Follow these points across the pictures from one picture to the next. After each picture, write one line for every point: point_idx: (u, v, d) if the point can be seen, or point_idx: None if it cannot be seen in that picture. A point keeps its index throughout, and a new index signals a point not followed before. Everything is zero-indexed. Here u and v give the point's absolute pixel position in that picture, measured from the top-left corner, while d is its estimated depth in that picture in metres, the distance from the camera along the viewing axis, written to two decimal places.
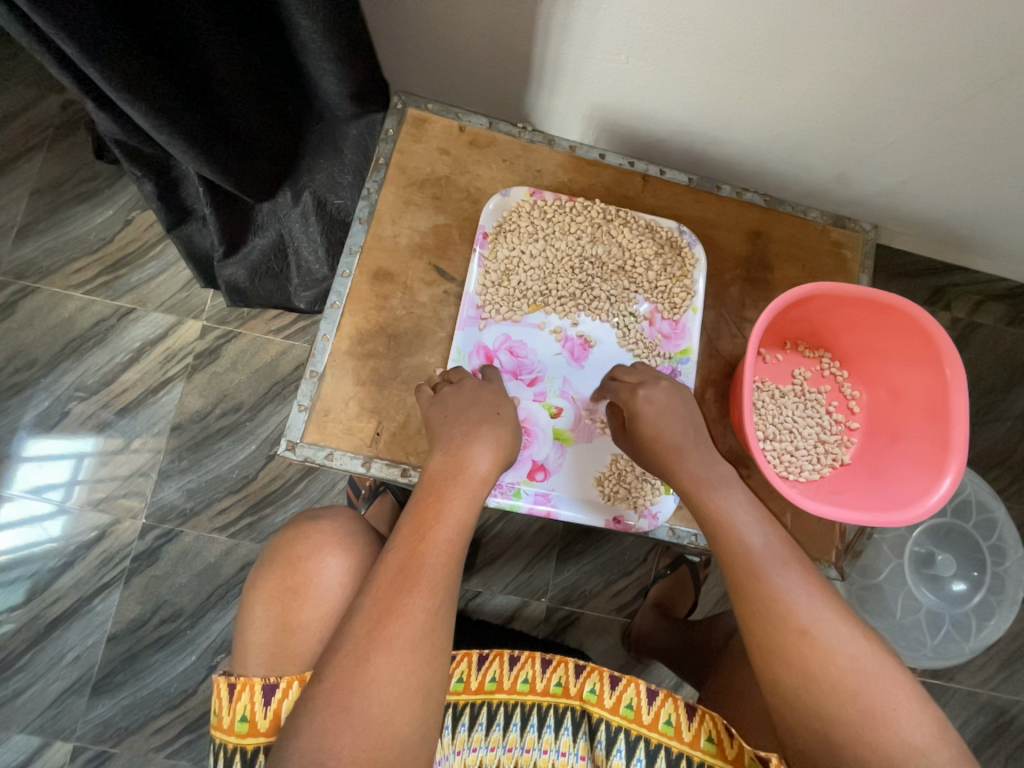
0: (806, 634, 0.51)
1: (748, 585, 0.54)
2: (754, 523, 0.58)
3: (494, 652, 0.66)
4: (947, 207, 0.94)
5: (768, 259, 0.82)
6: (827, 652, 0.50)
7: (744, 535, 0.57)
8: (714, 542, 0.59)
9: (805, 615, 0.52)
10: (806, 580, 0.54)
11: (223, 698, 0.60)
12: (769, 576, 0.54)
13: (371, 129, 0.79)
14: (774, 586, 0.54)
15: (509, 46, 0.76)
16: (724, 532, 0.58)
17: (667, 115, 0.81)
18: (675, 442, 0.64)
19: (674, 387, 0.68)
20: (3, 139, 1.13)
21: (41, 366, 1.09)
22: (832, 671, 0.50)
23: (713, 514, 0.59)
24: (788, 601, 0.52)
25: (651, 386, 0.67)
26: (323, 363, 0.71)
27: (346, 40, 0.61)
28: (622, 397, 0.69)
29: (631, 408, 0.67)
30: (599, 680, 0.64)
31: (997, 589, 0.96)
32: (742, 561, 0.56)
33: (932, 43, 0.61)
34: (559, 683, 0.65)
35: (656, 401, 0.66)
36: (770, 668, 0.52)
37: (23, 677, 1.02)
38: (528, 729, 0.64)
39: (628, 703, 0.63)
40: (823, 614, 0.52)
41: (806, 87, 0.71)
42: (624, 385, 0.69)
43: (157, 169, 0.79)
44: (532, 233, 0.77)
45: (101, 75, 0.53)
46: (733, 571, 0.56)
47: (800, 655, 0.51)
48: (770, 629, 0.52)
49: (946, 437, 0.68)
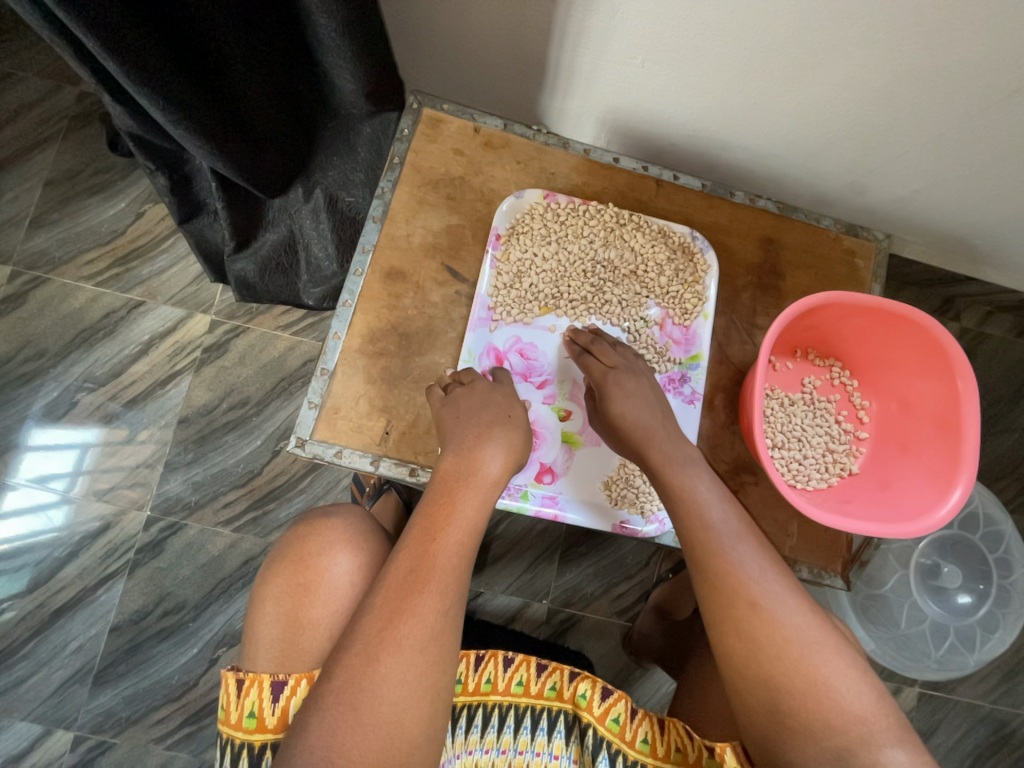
0: (755, 605, 0.52)
1: (704, 558, 0.56)
2: (714, 499, 0.60)
3: (491, 653, 0.66)
4: (960, 217, 0.93)
5: (779, 267, 0.82)
6: (774, 624, 0.52)
7: (703, 511, 0.59)
8: (677, 517, 0.60)
9: (755, 589, 0.53)
10: (758, 554, 0.56)
11: (231, 693, 0.60)
12: (724, 551, 0.56)
13: (386, 129, 0.80)
14: (728, 560, 0.55)
15: (526, 48, 0.76)
16: (685, 508, 0.60)
17: (682, 120, 0.81)
18: (641, 423, 0.66)
19: (643, 377, 0.70)
20: (18, 130, 1.13)
21: (50, 356, 1.10)
22: (779, 642, 0.51)
23: (675, 490, 0.61)
24: (741, 576, 0.54)
25: (622, 373, 0.69)
26: (333, 361, 0.71)
27: (365, 41, 0.62)
28: (594, 376, 0.70)
29: (601, 389, 0.69)
30: (591, 686, 0.64)
31: (1002, 602, 0.96)
32: (700, 536, 0.57)
33: (953, 52, 0.61)
34: (553, 688, 0.65)
35: (625, 387, 0.68)
36: (721, 638, 0.53)
37: (26, 666, 1.02)
38: (522, 731, 0.64)
39: (615, 717, 0.62)
40: (773, 588, 0.54)
41: (820, 95, 0.71)
42: (598, 364, 0.71)
43: (171, 163, 0.79)
44: (545, 236, 0.77)
45: (121, 69, 0.53)
46: (692, 546, 0.57)
47: (749, 626, 0.52)
48: (722, 601, 0.54)
49: (957, 450, 0.68)
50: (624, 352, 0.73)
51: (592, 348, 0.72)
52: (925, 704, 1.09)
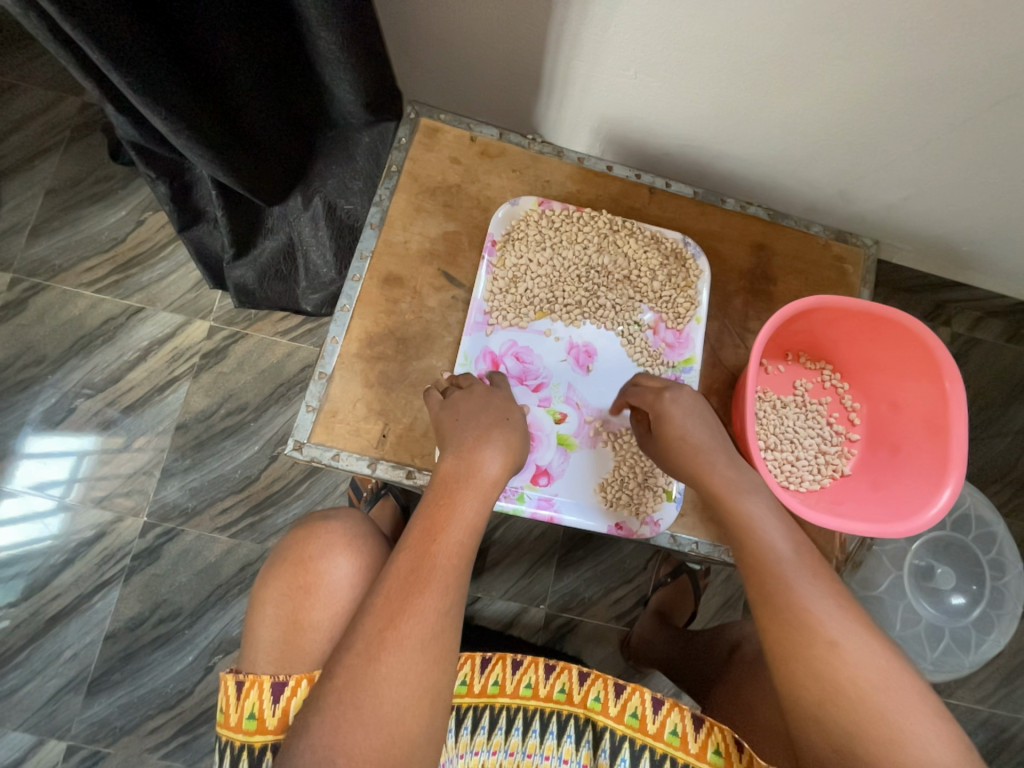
0: (835, 645, 0.51)
1: (778, 593, 0.55)
2: (782, 533, 0.59)
3: (498, 655, 0.67)
4: (948, 223, 0.95)
5: (770, 272, 0.83)
6: (852, 665, 0.50)
7: (770, 542, 0.58)
8: (744, 551, 0.59)
9: (833, 627, 0.52)
10: (831, 591, 0.55)
11: (231, 695, 0.60)
12: (796, 585, 0.55)
13: (384, 137, 0.82)
14: (802, 596, 0.54)
15: (521, 58, 0.78)
16: (752, 542, 0.59)
17: (673, 129, 0.83)
18: (700, 447, 0.65)
19: (698, 396, 0.70)
20: (20, 140, 1.15)
21: (49, 363, 1.10)
22: (858, 685, 0.49)
23: (743, 521, 0.61)
24: (817, 612, 0.53)
25: (677, 390, 0.69)
26: (332, 365, 0.72)
27: (363, 51, 0.63)
28: (646, 400, 0.70)
29: (656, 410, 0.68)
30: (604, 687, 0.65)
31: (996, 603, 0.96)
32: (771, 569, 0.57)
33: (935, 61, 0.63)
34: (563, 690, 0.65)
35: (682, 405, 0.68)
36: (795, 679, 0.51)
37: (20, 674, 1.02)
38: (530, 734, 0.64)
39: (633, 712, 0.63)
40: (850, 627, 0.52)
41: (808, 105, 0.73)
42: (647, 390, 0.71)
43: (172, 171, 0.81)
44: (540, 241, 0.78)
45: (124, 81, 0.54)
46: (761, 579, 0.57)
47: (826, 667, 0.50)
48: (799, 641, 0.52)
49: (946, 450, 0.69)
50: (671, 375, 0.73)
51: (638, 380, 0.73)
52: None
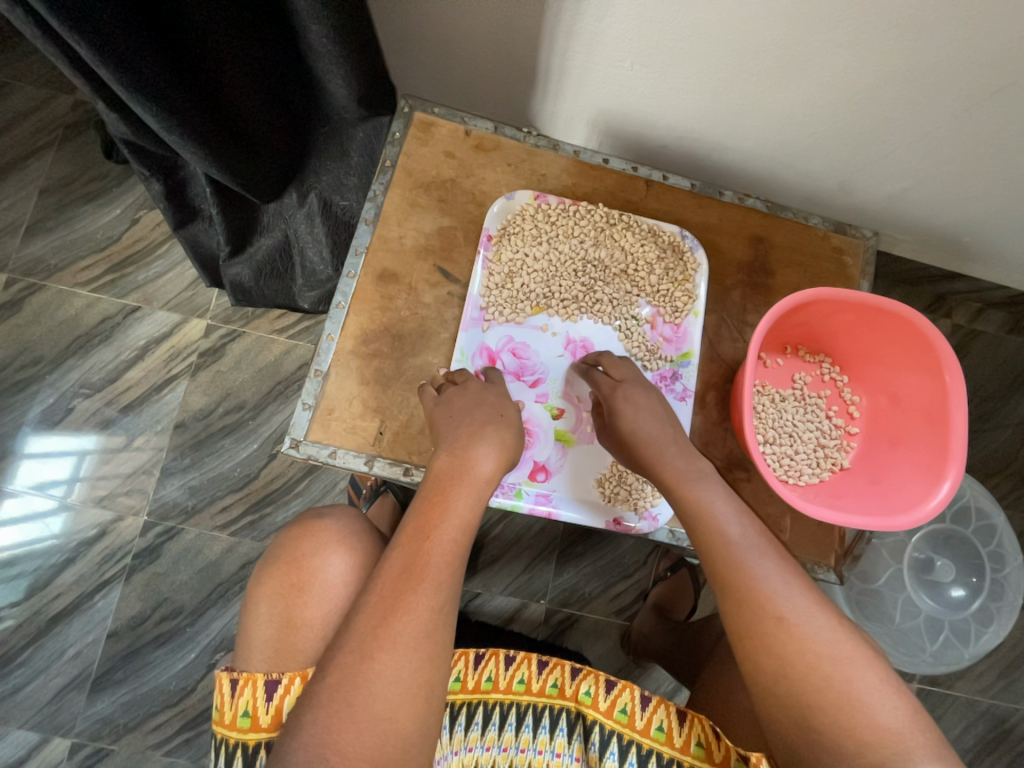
0: (782, 621, 0.51)
1: (727, 575, 0.55)
2: (732, 514, 0.58)
3: (491, 652, 0.67)
4: (948, 215, 0.94)
5: (769, 265, 0.82)
6: (801, 639, 0.50)
7: (720, 525, 0.58)
8: (694, 533, 0.59)
9: (780, 603, 0.52)
10: (781, 568, 0.55)
11: (225, 694, 0.60)
12: (746, 565, 0.54)
13: (379, 132, 0.81)
14: (750, 576, 0.54)
15: (516, 50, 0.77)
16: (703, 524, 0.58)
17: (670, 121, 0.82)
18: (655, 438, 0.65)
19: (653, 390, 0.70)
20: (14, 139, 1.14)
21: (47, 362, 1.10)
22: (808, 658, 0.49)
23: (693, 505, 0.60)
24: (765, 590, 0.53)
25: (632, 385, 0.69)
26: (327, 362, 0.72)
27: (356, 45, 0.62)
28: (603, 391, 0.70)
29: (611, 403, 0.69)
30: (595, 682, 0.64)
31: (996, 595, 0.96)
32: (720, 551, 0.56)
33: (936, 50, 0.62)
34: (555, 685, 0.65)
35: (635, 399, 0.68)
36: (750, 654, 0.52)
37: (23, 673, 1.02)
38: (523, 729, 0.64)
39: (623, 708, 0.62)
40: (798, 601, 0.52)
41: (805, 95, 0.72)
42: (606, 380, 0.71)
43: (165, 169, 0.80)
44: (536, 236, 0.77)
45: (114, 77, 0.54)
46: (711, 561, 0.56)
47: (779, 644, 0.50)
48: (749, 619, 0.52)
49: (946, 443, 0.69)
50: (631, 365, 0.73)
51: (603, 361, 0.73)
52: (924, 701, 1.09)
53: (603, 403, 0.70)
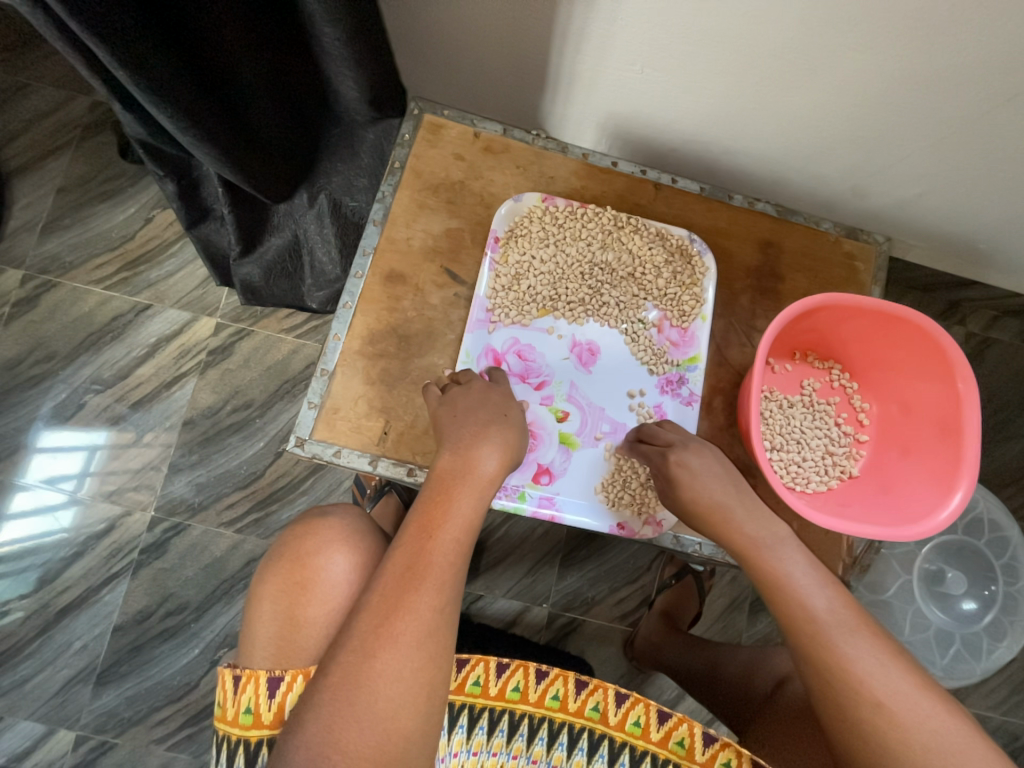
0: (881, 707, 0.51)
1: (816, 655, 0.54)
2: (814, 587, 0.57)
3: (519, 662, 0.65)
4: (963, 220, 0.93)
5: (778, 270, 0.82)
6: (903, 727, 0.50)
7: (804, 599, 0.56)
8: (775, 605, 0.58)
9: (878, 688, 0.51)
10: (872, 644, 0.53)
11: (227, 690, 0.59)
12: (835, 645, 0.53)
13: (388, 134, 0.82)
14: (843, 657, 0.53)
15: (526, 53, 0.77)
16: (783, 597, 0.57)
17: (680, 125, 0.82)
18: (717, 504, 0.62)
19: (705, 448, 0.66)
20: (31, 138, 1.16)
21: (59, 358, 1.12)
22: (910, 746, 0.49)
23: (770, 576, 0.59)
24: (859, 674, 0.52)
25: (683, 449, 0.65)
26: (333, 362, 0.72)
27: (368, 49, 0.63)
28: (655, 461, 0.67)
29: (665, 473, 0.65)
30: (645, 712, 0.63)
31: (1009, 609, 0.94)
32: (805, 627, 0.55)
33: (951, 53, 0.61)
34: (598, 709, 0.64)
35: (690, 465, 0.64)
36: (847, 738, 0.52)
37: (30, 665, 1.03)
38: (557, 747, 0.63)
39: (679, 740, 0.62)
40: (896, 684, 0.51)
41: (816, 99, 0.71)
42: (655, 449, 0.67)
43: (179, 170, 0.81)
44: (543, 238, 0.77)
45: (129, 77, 0.54)
46: (796, 638, 0.55)
47: (876, 730, 0.50)
48: (844, 703, 0.52)
49: (958, 452, 0.68)
50: (677, 428, 0.70)
51: (646, 433, 0.70)
52: None
53: (658, 474, 0.67)
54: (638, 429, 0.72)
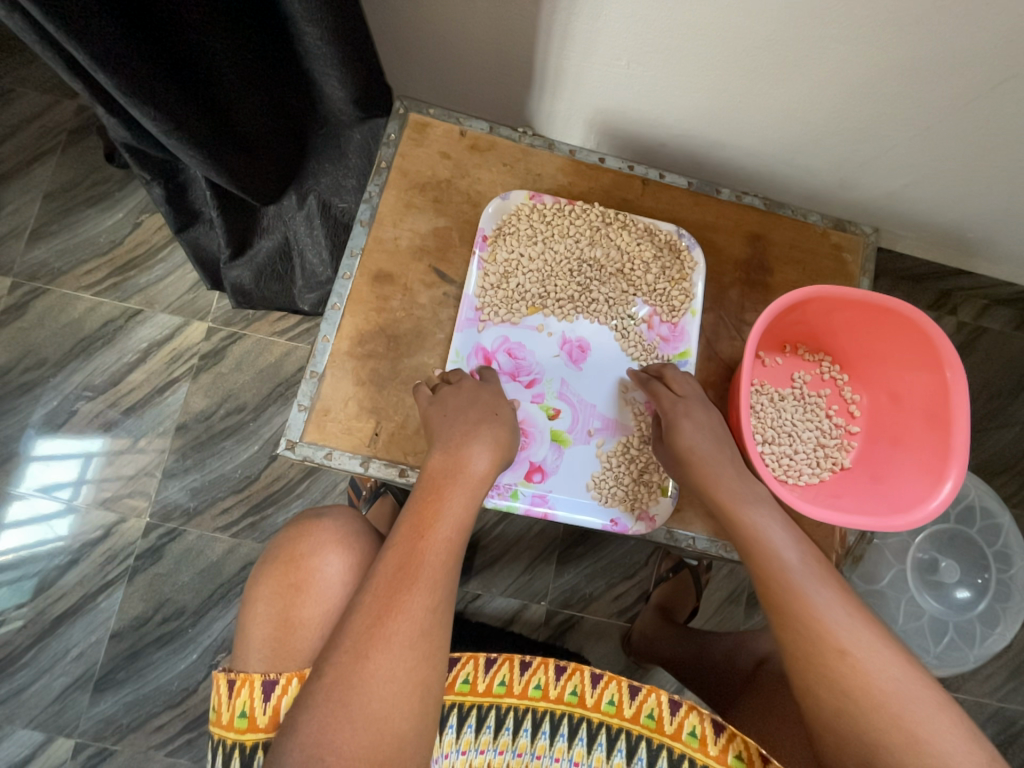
0: (845, 654, 0.52)
1: (786, 603, 0.55)
2: (788, 542, 0.59)
3: (504, 655, 0.64)
4: (951, 210, 0.93)
5: (767, 263, 0.82)
6: (865, 675, 0.51)
7: (778, 551, 0.58)
8: (749, 557, 0.60)
9: (843, 636, 0.52)
10: (842, 601, 0.55)
11: (221, 695, 0.60)
12: (804, 594, 0.55)
13: (375, 134, 0.81)
14: (811, 605, 0.54)
15: (509, 50, 0.77)
16: (757, 549, 0.59)
17: (667, 119, 0.82)
18: (708, 460, 0.64)
19: (713, 408, 0.69)
20: (17, 144, 1.15)
21: (50, 365, 1.11)
22: (871, 695, 0.50)
23: (748, 533, 0.60)
24: (826, 623, 0.53)
25: (692, 403, 0.68)
26: (323, 363, 0.72)
27: (351, 48, 0.62)
28: (663, 406, 0.69)
29: (670, 418, 0.67)
30: (618, 691, 0.63)
31: (1002, 596, 0.95)
32: (778, 578, 0.57)
33: (935, 43, 0.61)
34: (574, 691, 0.64)
35: (695, 416, 0.67)
36: (811, 689, 0.53)
37: (28, 673, 1.03)
38: (540, 736, 0.62)
39: (650, 713, 0.62)
40: (862, 636, 0.52)
41: (801, 92, 0.71)
42: (666, 394, 0.70)
43: (165, 173, 0.80)
44: (532, 236, 0.77)
45: (111, 81, 0.54)
46: (769, 588, 0.57)
47: (839, 677, 0.51)
48: (809, 652, 0.53)
49: (948, 441, 0.68)
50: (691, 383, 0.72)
51: (664, 376, 0.72)
52: None
53: (662, 419, 0.69)
54: (650, 366, 0.75)
